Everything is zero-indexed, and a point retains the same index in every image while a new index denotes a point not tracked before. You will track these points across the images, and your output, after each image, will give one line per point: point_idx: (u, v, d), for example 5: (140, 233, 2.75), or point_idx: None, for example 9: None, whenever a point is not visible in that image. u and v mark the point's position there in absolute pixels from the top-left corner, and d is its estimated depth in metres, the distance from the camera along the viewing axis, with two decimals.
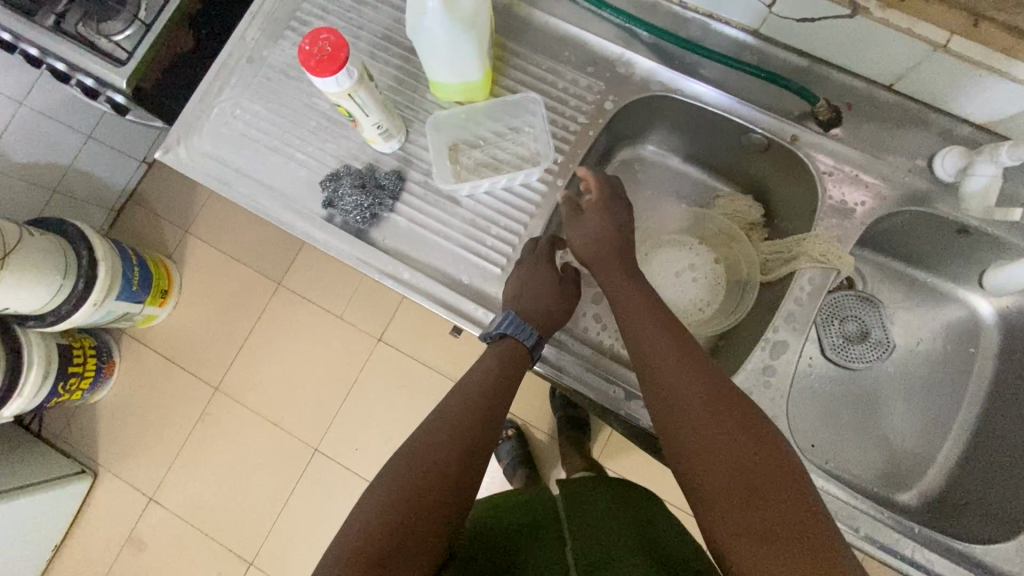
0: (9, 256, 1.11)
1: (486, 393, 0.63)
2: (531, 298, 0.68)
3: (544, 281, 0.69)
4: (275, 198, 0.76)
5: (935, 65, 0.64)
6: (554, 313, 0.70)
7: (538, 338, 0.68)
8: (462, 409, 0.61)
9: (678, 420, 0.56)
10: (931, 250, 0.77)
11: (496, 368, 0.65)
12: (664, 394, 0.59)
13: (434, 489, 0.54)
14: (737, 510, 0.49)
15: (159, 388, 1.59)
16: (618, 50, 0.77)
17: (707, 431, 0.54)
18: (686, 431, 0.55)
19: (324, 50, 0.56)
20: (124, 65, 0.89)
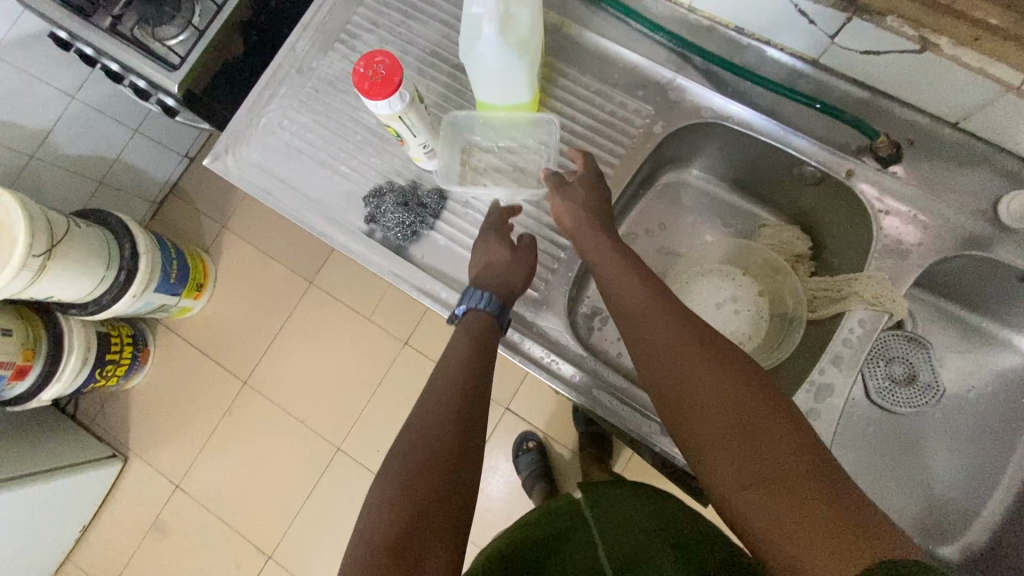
0: (57, 247, 1.14)
1: (474, 360, 0.61)
2: (485, 271, 0.68)
3: (493, 253, 0.68)
4: (317, 210, 0.77)
5: (1007, 105, 0.61)
6: (514, 278, 0.68)
7: (497, 302, 0.66)
8: (451, 381, 0.59)
9: (668, 384, 0.53)
10: (988, 295, 0.74)
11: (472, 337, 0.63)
12: (652, 356, 0.55)
13: (437, 481, 0.52)
14: (745, 469, 0.47)
15: (191, 378, 1.62)
16: (669, 75, 0.75)
17: (700, 392, 0.51)
18: (679, 395, 0.52)
19: (378, 73, 0.56)
20: (176, 70, 0.91)
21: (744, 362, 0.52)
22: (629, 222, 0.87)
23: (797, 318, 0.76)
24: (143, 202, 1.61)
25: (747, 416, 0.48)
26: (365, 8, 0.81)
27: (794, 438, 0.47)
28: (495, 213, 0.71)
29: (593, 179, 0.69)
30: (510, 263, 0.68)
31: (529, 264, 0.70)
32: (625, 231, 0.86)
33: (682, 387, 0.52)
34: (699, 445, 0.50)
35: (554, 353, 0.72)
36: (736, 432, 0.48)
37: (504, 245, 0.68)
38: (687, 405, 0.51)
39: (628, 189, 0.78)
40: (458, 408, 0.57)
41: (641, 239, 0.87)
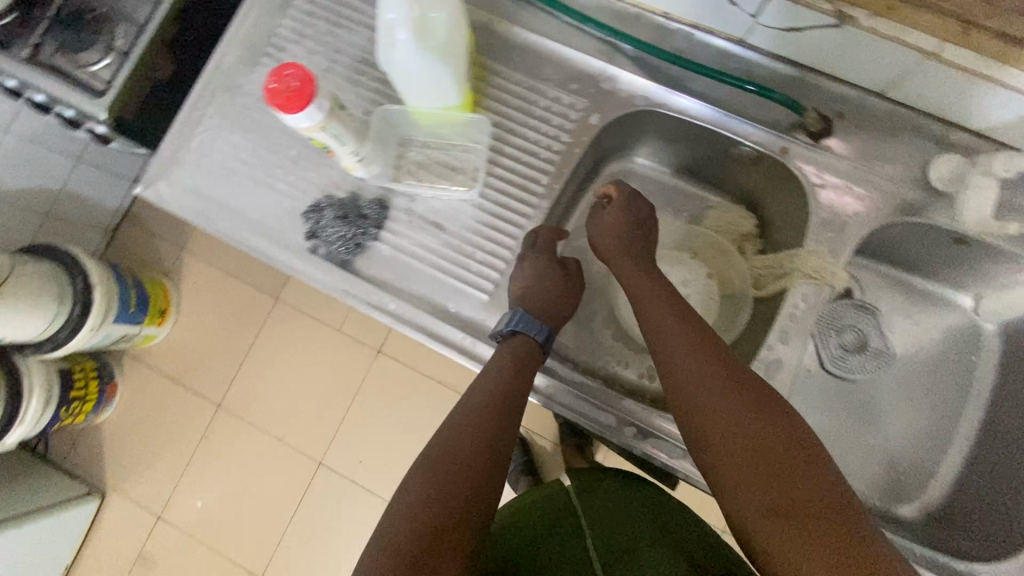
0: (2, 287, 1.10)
1: (501, 389, 0.63)
2: (539, 295, 0.70)
3: (551, 279, 0.71)
4: (258, 230, 0.75)
5: (927, 71, 0.62)
6: (561, 307, 0.73)
7: (550, 332, 0.69)
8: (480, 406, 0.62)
9: (684, 400, 0.56)
10: (929, 258, 0.75)
11: (511, 359, 0.66)
12: (670, 373, 0.59)
13: (463, 496, 0.54)
14: (754, 485, 0.50)
15: (162, 406, 1.59)
16: (600, 66, 0.75)
17: (714, 408, 0.54)
18: (693, 410, 0.55)
19: (291, 85, 0.55)
20: (103, 95, 0.88)
21: (758, 384, 0.55)
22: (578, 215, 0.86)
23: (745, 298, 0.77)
24: (96, 230, 1.57)
25: (757, 434, 0.51)
26: (290, 19, 0.80)
27: (802, 459, 0.50)
28: (546, 235, 0.72)
29: (628, 202, 0.74)
30: (560, 289, 0.73)
31: (574, 293, 0.75)
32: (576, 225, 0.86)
33: (697, 402, 0.55)
34: (710, 455, 0.53)
35: None
36: (746, 449, 0.51)
37: (555, 269, 0.71)
38: (700, 419, 0.55)
39: (571, 183, 0.78)
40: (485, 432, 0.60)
41: None
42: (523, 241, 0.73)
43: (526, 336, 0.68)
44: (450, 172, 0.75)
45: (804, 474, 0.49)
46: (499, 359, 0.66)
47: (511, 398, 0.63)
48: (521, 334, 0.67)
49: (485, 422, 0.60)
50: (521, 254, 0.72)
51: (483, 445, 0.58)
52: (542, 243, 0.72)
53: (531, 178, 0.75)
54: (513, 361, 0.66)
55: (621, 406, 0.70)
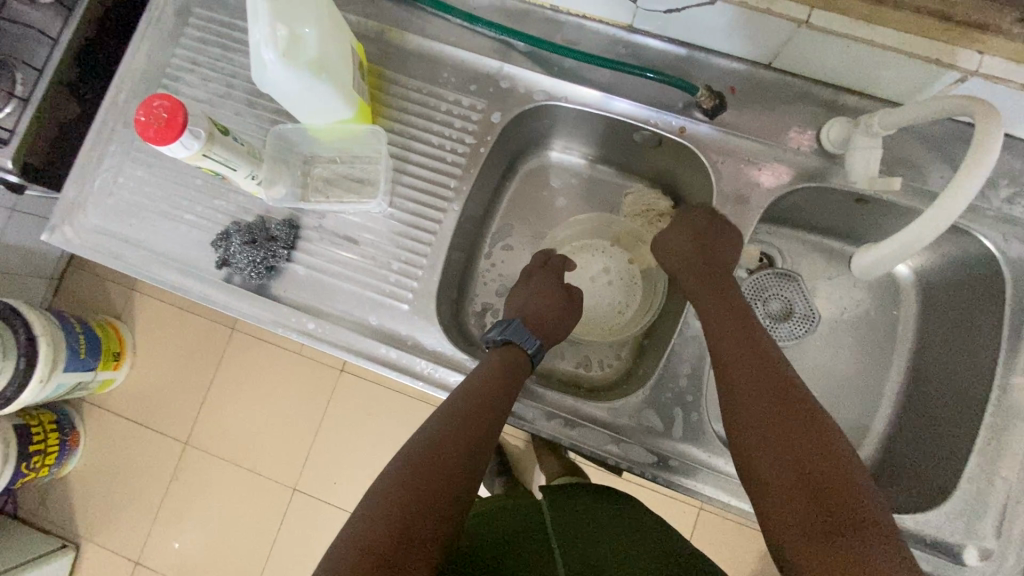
0: None
1: (490, 400, 0.61)
2: (536, 305, 0.74)
3: (550, 294, 0.75)
4: (171, 264, 0.74)
5: (804, 39, 0.63)
6: (556, 325, 0.74)
7: (540, 346, 0.70)
8: (468, 413, 0.60)
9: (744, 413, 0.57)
10: (842, 220, 0.77)
11: (498, 366, 0.65)
12: (735, 389, 0.59)
13: (439, 500, 0.53)
14: (797, 504, 0.50)
15: (126, 450, 1.55)
16: (496, 64, 0.75)
17: (773, 425, 0.55)
18: (751, 424, 0.56)
19: (160, 117, 0.54)
20: (6, 144, 0.87)
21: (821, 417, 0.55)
22: (501, 215, 0.86)
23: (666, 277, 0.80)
24: (41, 280, 1.53)
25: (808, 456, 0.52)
26: (182, 47, 0.79)
27: (850, 490, 0.50)
28: (558, 260, 0.78)
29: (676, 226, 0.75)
30: (558, 305, 0.74)
31: (573, 314, 0.76)
32: (499, 225, 0.86)
33: (758, 417, 0.56)
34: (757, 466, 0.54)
35: (435, 363, 0.71)
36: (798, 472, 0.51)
37: (556, 288, 0.75)
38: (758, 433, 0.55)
39: (483, 183, 0.78)
40: (469, 437, 0.58)
41: (517, 229, 0.86)
42: (537, 263, 0.78)
43: (518, 346, 0.69)
44: (358, 184, 0.75)
45: (853, 502, 0.49)
46: (488, 367, 0.65)
47: (496, 402, 0.62)
48: (512, 343, 0.69)
49: (470, 423, 0.59)
50: (534, 272, 0.78)
51: (462, 445, 0.57)
52: (555, 265, 0.78)
53: (440, 182, 0.75)
54: (500, 369, 0.65)
55: (548, 399, 0.70)
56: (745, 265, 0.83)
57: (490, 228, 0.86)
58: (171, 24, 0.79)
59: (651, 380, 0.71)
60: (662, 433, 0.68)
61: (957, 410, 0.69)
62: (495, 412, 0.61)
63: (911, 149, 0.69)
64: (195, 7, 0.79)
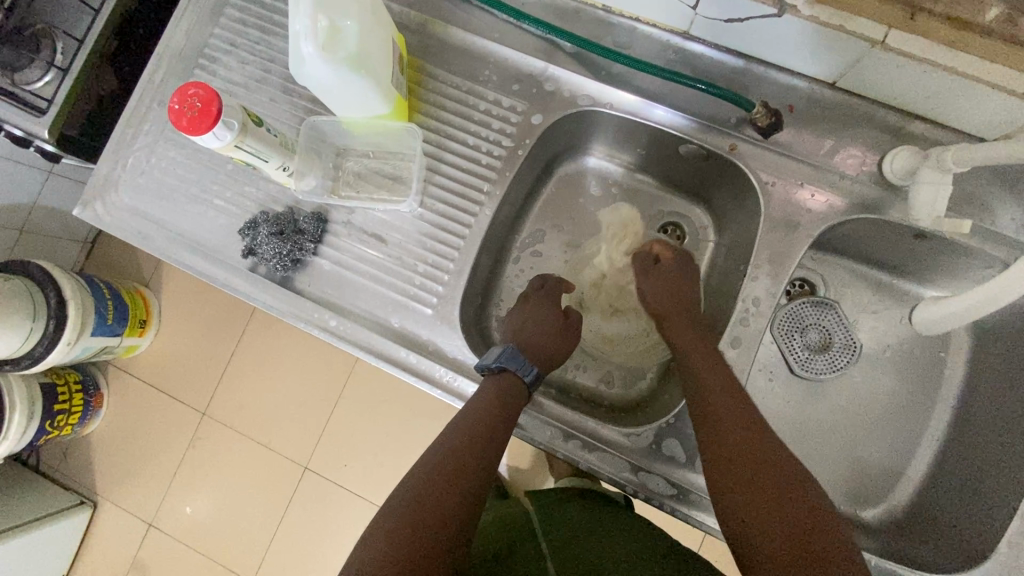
0: None
1: (486, 437, 0.60)
2: (533, 333, 0.71)
3: (548, 321, 0.73)
4: (197, 249, 0.74)
5: (875, 61, 0.59)
6: (555, 352, 0.72)
7: (538, 374, 0.68)
8: (464, 453, 0.59)
9: (709, 428, 0.58)
10: (896, 252, 0.72)
11: (495, 397, 0.63)
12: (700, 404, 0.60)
13: (437, 540, 0.52)
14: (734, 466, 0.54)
15: (146, 416, 1.58)
16: (540, 64, 0.72)
17: (733, 445, 0.56)
18: (714, 438, 0.57)
19: (194, 106, 0.52)
20: (44, 113, 0.86)
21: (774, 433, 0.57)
22: (533, 219, 0.84)
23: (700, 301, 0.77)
24: (74, 243, 1.55)
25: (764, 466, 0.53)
26: (221, 27, 0.77)
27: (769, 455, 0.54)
28: (554, 283, 0.76)
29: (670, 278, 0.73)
30: (557, 334, 0.72)
31: (571, 339, 0.74)
32: (531, 230, 0.83)
33: (722, 433, 0.57)
34: (721, 485, 0.54)
35: (455, 372, 0.69)
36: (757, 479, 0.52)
37: (554, 314, 0.73)
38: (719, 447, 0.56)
39: (517, 187, 0.75)
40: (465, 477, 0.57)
41: (549, 235, 0.83)
42: (536, 284, 0.76)
43: (514, 373, 0.66)
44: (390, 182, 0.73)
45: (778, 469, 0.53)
46: (486, 398, 0.63)
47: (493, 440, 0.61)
48: (507, 371, 0.66)
49: (471, 465, 0.58)
50: (529, 295, 0.75)
51: (461, 497, 0.56)
52: (552, 289, 0.76)
53: (473, 185, 0.72)
54: (497, 399, 0.63)
55: (566, 418, 0.69)
56: (785, 291, 0.79)
57: (520, 232, 0.83)
58: (212, 3, 0.78)
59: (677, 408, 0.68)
60: (684, 465, 0.66)
61: (1000, 467, 0.64)
62: (492, 448, 0.61)
63: (982, 185, 0.64)
64: None
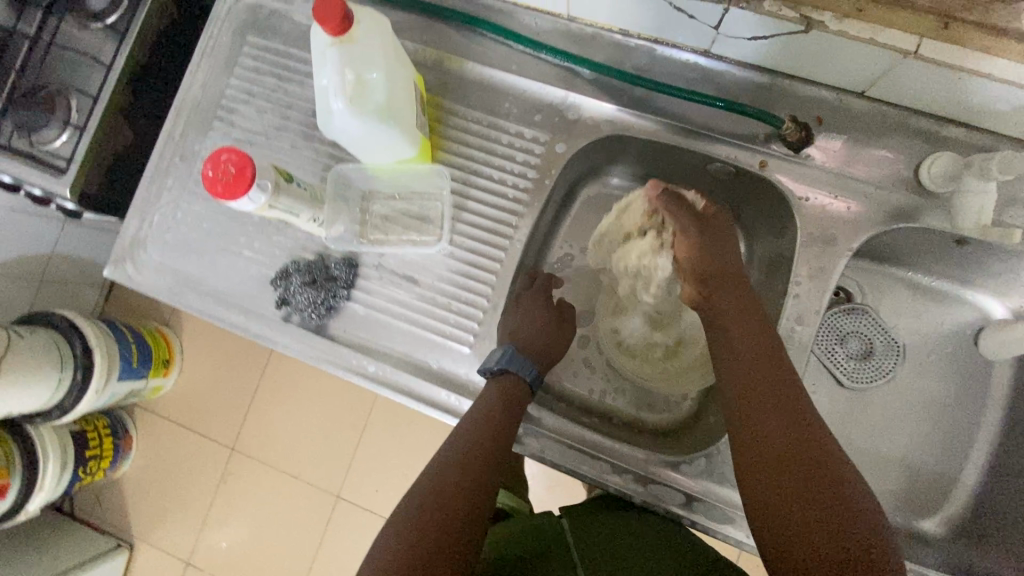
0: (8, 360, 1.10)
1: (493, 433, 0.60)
2: (532, 333, 0.70)
3: (544, 320, 0.71)
4: (229, 304, 0.73)
5: (906, 71, 0.58)
6: (553, 350, 0.71)
7: (538, 373, 0.67)
8: (472, 449, 0.58)
9: (736, 372, 0.57)
10: (934, 256, 0.71)
11: (501, 401, 0.63)
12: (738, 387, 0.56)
13: (449, 531, 0.51)
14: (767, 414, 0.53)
15: (176, 453, 1.58)
16: (560, 93, 0.71)
17: (762, 392, 0.54)
18: (744, 383, 0.56)
19: (228, 171, 0.52)
20: (65, 173, 0.86)
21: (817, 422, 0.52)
22: (560, 244, 0.83)
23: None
24: (94, 288, 1.56)
25: (792, 455, 0.50)
26: (237, 78, 0.77)
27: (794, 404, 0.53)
28: (543, 280, 0.75)
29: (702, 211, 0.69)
30: (553, 332, 0.71)
31: (567, 335, 0.73)
32: (559, 255, 0.82)
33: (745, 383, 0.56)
34: (746, 426, 0.54)
35: None
36: (783, 463, 0.50)
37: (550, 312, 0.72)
38: (751, 435, 0.53)
39: (544, 217, 0.75)
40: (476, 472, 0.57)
41: (577, 259, 0.82)
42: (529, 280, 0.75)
43: (515, 374, 0.65)
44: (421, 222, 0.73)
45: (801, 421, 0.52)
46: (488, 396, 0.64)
47: (502, 439, 0.60)
48: (511, 373, 0.65)
49: (476, 459, 0.57)
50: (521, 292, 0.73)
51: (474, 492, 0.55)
52: (541, 284, 0.75)
53: (501, 218, 0.72)
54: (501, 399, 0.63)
55: (602, 445, 0.68)
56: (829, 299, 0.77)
57: (548, 260, 0.82)
58: (226, 53, 0.78)
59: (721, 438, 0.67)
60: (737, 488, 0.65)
61: None
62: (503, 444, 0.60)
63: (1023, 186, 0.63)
64: (250, 35, 0.77)
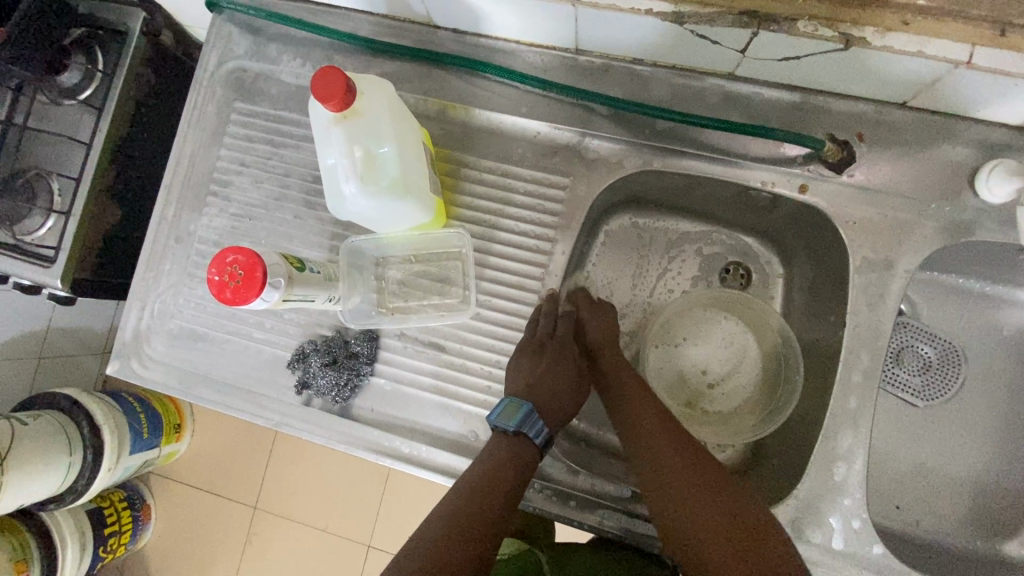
0: (12, 452, 0.99)
1: (499, 483, 0.55)
2: (551, 388, 0.64)
3: (561, 376, 0.65)
4: (244, 394, 0.68)
5: (956, 80, 0.53)
6: (567, 407, 0.65)
7: (548, 436, 0.62)
8: (477, 497, 0.54)
9: (634, 414, 0.61)
10: (991, 265, 0.67)
11: (511, 452, 0.58)
12: (634, 436, 0.60)
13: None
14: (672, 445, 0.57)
15: (199, 521, 1.47)
16: (575, 133, 0.66)
17: (658, 426, 0.59)
18: (639, 423, 0.60)
19: (236, 274, 0.48)
20: (55, 262, 0.81)
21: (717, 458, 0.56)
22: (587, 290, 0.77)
23: (791, 333, 0.70)
24: None
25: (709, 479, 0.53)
26: (228, 147, 0.72)
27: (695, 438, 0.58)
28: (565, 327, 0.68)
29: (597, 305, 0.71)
30: (571, 389, 0.66)
31: (583, 392, 0.67)
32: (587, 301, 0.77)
33: (645, 420, 0.60)
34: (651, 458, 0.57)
35: (545, 483, 0.64)
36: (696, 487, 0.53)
37: (568, 365, 0.66)
38: (656, 476, 0.55)
39: (571, 263, 0.70)
40: (480, 521, 0.52)
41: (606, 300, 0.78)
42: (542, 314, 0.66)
43: (526, 438, 0.60)
44: (442, 285, 0.68)
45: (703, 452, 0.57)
46: (491, 462, 0.57)
47: (507, 491, 0.55)
48: (523, 435, 0.59)
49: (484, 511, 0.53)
50: (531, 339, 0.65)
51: (475, 541, 0.51)
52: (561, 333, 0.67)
53: (526, 271, 0.67)
54: (511, 462, 0.57)
55: None
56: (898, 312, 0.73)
57: None
58: (214, 123, 0.73)
59: (798, 488, 0.60)
60: None
61: None
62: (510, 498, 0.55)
63: None
64: (237, 101, 0.72)
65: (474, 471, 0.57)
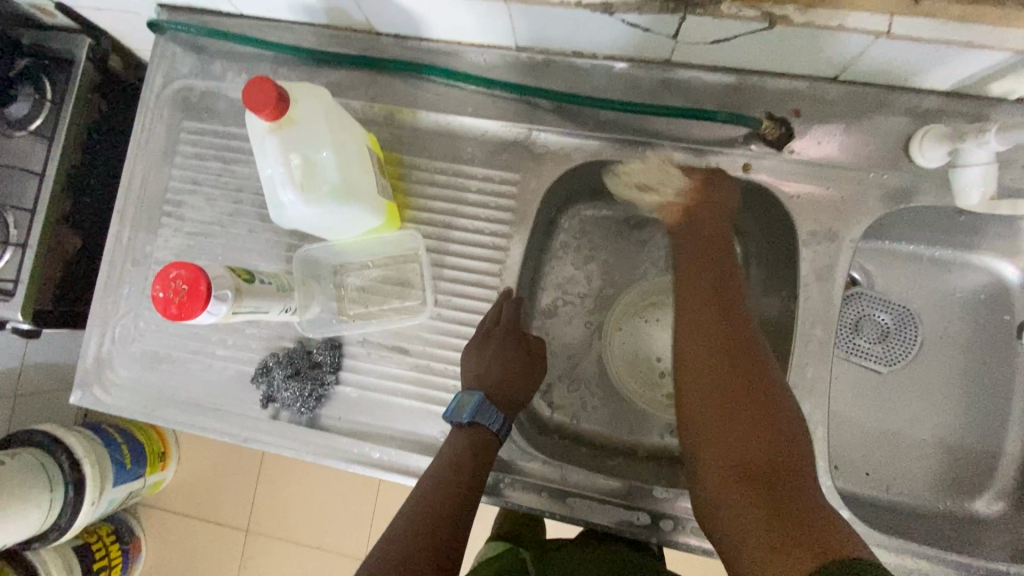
0: None
1: (460, 480, 0.56)
2: (502, 376, 0.63)
3: (512, 363, 0.64)
4: (211, 412, 0.68)
5: (881, 50, 0.55)
6: (522, 392, 0.65)
7: (507, 421, 0.61)
8: (439, 495, 0.55)
9: (693, 343, 0.56)
10: (936, 229, 0.68)
11: (473, 447, 0.58)
12: (686, 372, 0.55)
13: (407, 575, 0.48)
14: (727, 388, 0.52)
15: (191, 549, 1.45)
16: (522, 129, 0.67)
17: (710, 362, 0.54)
18: (697, 356, 0.55)
19: (181, 288, 0.48)
20: (14, 294, 0.81)
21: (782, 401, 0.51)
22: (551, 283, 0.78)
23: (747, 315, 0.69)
24: None
25: (759, 435, 0.49)
26: (179, 167, 0.72)
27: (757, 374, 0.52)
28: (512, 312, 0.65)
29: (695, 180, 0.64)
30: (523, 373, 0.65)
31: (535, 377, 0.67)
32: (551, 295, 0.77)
33: (704, 353, 0.55)
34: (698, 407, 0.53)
35: (515, 477, 0.65)
36: (739, 447, 0.49)
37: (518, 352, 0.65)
38: (706, 428, 0.52)
39: (529, 257, 0.71)
40: (442, 518, 0.53)
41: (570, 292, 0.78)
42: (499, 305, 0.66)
43: (484, 427, 0.60)
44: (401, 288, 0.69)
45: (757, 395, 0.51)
46: (454, 458, 0.57)
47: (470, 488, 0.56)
48: (479, 425, 0.59)
49: (446, 508, 0.54)
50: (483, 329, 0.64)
51: (438, 537, 0.52)
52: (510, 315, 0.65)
53: (482, 268, 0.67)
54: (472, 455, 0.58)
55: (634, 494, 0.64)
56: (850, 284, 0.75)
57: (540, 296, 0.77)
58: (163, 143, 0.72)
59: None
60: None
61: None
62: (471, 493, 0.56)
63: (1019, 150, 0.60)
64: (185, 121, 0.72)
65: (438, 468, 0.57)
